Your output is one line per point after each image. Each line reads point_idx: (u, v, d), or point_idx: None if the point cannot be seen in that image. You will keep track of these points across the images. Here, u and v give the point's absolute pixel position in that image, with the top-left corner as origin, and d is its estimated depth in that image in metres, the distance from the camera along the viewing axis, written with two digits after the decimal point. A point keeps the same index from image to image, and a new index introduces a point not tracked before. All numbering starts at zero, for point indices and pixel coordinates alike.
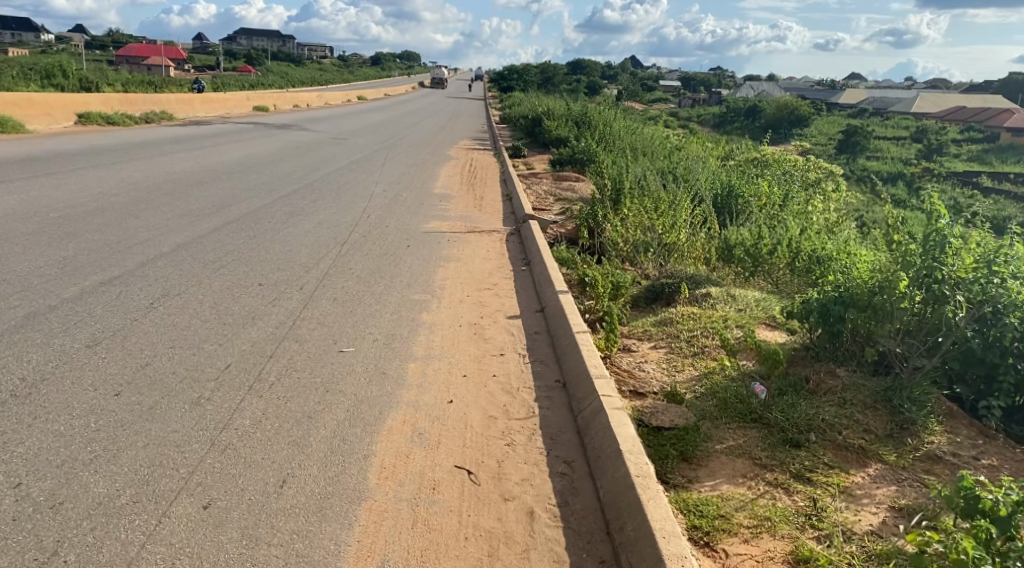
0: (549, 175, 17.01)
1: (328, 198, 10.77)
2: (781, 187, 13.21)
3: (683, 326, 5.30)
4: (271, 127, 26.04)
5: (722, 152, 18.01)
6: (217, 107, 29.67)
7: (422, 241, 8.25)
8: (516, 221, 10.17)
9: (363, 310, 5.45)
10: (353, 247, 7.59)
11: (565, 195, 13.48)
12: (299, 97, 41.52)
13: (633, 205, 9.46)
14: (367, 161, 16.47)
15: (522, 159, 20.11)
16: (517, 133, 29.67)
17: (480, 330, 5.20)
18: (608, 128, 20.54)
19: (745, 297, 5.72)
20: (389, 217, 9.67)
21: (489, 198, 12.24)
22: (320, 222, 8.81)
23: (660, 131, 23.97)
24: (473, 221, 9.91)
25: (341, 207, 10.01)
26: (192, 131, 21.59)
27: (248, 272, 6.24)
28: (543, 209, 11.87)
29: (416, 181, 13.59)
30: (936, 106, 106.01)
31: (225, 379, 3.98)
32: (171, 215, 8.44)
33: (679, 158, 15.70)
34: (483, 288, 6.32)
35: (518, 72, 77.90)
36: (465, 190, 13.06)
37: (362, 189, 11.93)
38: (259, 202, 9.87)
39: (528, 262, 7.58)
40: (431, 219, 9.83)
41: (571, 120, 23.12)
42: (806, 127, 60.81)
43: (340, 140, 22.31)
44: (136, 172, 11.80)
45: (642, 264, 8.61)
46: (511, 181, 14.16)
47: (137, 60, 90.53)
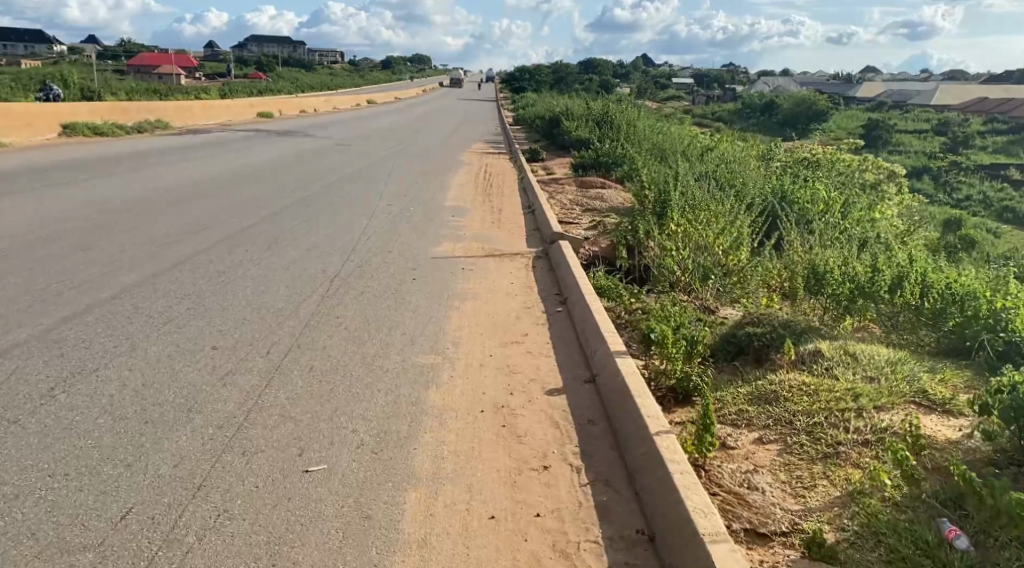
0: (572, 181, 15.52)
1: (323, 216, 9.33)
2: (840, 193, 11.63)
3: (797, 407, 3.79)
4: (274, 134, 24.71)
5: (761, 152, 16.41)
6: (218, 115, 28.39)
7: (432, 272, 6.78)
8: (542, 240, 8.70)
9: (347, 387, 3.98)
10: (345, 284, 6.13)
11: (595, 204, 11.97)
12: (306, 102, 40.38)
13: (684, 219, 7.93)
14: (373, 169, 15.03)
15: (541, 163, 18.63)
16: (532, 134, 28.17)
17: (510, 416, 3.71)
18: (634, 129, 18.98)
19: (872, 357, 4.19)
20: (393, 239, 8.23)
21: (509, 211, 10.77)
22: (310, 249, 7.38)
23: (686, 130, 22.38)
24: (493, 241, 8.44)
25: (337, 229, 8.58)
26: (187, 140, 20.29)
27: (202, 326, 4.81)
28: (570, 223, 10.39)
29: (426, 193, 12.15)
30: (955, 97, 103.62)
31: (114, 546, 2.52)
32: (128, 244, 7.01)
33: (719, 160, 14.13)
34: (511, 344, 4.84)
35: (529, 73, 76.61)
36: (481, 202, 11.58)
37: (364, 205, 10.49)
38: (241, 223, 8.44)
39: (564, 299, 6.09)
40: (442, 240, 8.38)
41: (592, 120, 21.61)
42: (827, 121, 58.95)
43: (345, 147, 20.92)
44: (109, 186, 10.42)
45: (700, 292, 7.16)
46: (533, 189, 12.67)
47: (146, 70, 90.27)
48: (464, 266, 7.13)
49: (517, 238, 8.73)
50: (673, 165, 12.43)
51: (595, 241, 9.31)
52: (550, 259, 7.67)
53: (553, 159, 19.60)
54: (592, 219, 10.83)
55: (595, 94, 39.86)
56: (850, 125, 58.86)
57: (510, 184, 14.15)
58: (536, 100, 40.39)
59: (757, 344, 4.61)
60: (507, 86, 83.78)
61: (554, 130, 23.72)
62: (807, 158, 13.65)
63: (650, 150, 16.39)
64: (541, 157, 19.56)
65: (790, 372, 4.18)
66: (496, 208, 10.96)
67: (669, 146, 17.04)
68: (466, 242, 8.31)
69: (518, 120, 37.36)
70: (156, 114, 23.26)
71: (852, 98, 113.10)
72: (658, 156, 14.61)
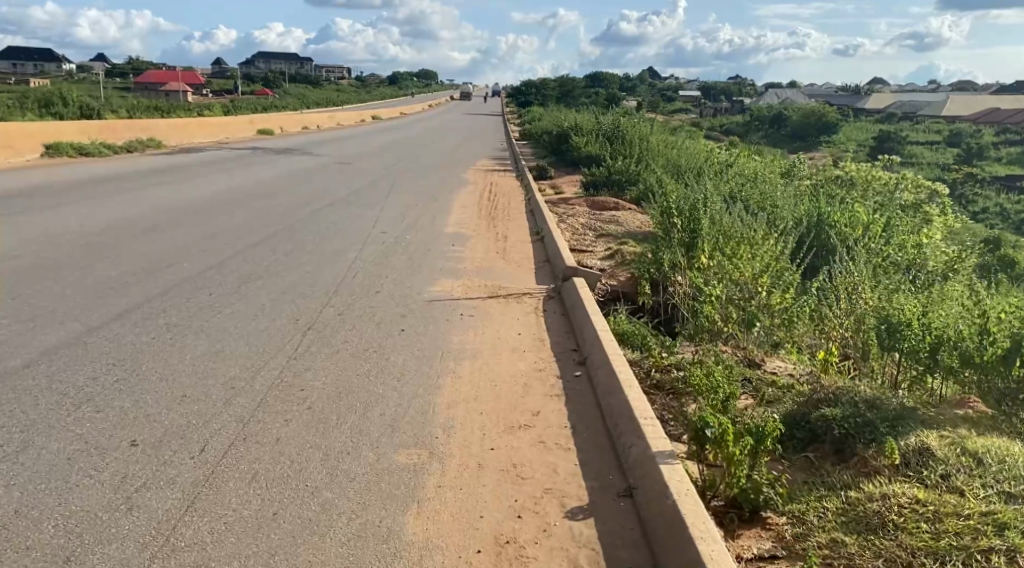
0: (583, 201, 14.53)
1: (307, 248, 8.34)
2: (881, 216, 10.59)
3: (918, 544, 2.73)
4: (272, 152, 23.83)
5: (786, 168, 15.36)
6: (216, 132, 27.55)
7: (425, 320, 5.75)
8: (552, 274, 7.69)
9: (295, 510, 2.94)
10: (318, 340, 5.10)
11: (610, 228, 10.95)
12: (309, 119, 39.66)
13: (718, 251, 6.89)
14: (370, 191, 14.05)
15: (549, 182, 17.65)
16: (540, 150, 27.22)
17: (519, 563, 2.67)
18: (647, 145, 17.97)
19: (1006, 460, 3.12)
20: (383, 275, 7.21)
21: (516, 238, 9.75)
22: (284, 290, 6.37)
23: (700, 145, 21.38)
24: (498, 277, 7.41)
25: (321, 264, 7.57)
26: (178, 160, 19.42)
27: (126, 408, 3.80)
28: (584, 252, 9.38)
29: (424, 218, 11.14)
30: (966, 108, 102.41)
31: None
32: (72, 288, 6.04)
33: (743, 178, 13.11)
34: (518, 429, 3.79)
35: (535, 87, 75.86)
36: (486, 228, 10.57)
37: (355, 233, 9.50)
38: (211, 259, 7.45)
39: (581, 353, 5.02)
40: (439, 276, 7.36)
41: (602, 135, 20.63)
42: (838, 134, 57.90)
43: (343, 165, 20.01)
44: (75, 215, 9.47)
45: (741, 340, 6.10)
46: (542, 212, 11.64)
47: (152, 88, 90.21)
48: (462, 310, 6.10)
49: (525, 272, 7.69)
50: (696, 185, 11.41)
51: (614, 273, 8.29)
52: (563, 296, 6.59)
53: (562, 177, 18.61)
54: (608, 246, 9.81)
55: (603, 109, 38.97)
56: (862, 136, 57.76)
57: (516, 206, 13.14)
58: (542, 115, 39.52)
59: (837, 433, 3.56)
60: (514, 100, 83.08)
61: (562, 146, 22.76)
62: (841, 176, 12.59)
63: (667, 168, 15.38)
64: (549, 175, 18.56)
65: (894, 481, 3.11)
66: (502, 235, 9.94)
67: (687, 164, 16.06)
68: (467, 278, 7.28)
69: (524, 136, 36.45)
70: (149, 133, 22.45)
71: (862, 110, 112.05)
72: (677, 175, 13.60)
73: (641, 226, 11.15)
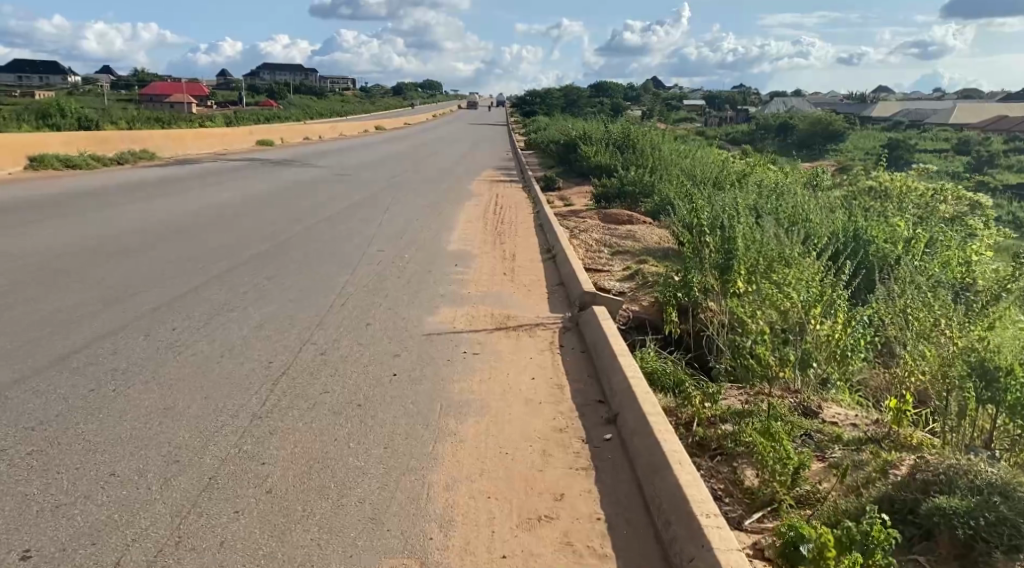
0: (595, 215, 13.70)
1: (293, 271, 7.50)
2: (924, 232, 9.70)
3: None
4: (270, 163, 23.07)
5: (809, 178, 14.51)
6: (214, 143, 26.85)
7: (421, 361, 4.88)
8: (567, 298, 6.84)
9: None
10: (291, 391, 4.25)
11: (627, 244, 10.07)
12: (310, 130, 38.96)
13: (760, 277, 6.01)
14: (370, 205, 13.22)
15: (557, 193, 16.82)
16: (545, 160, 26.40)
17: None
18: (661, 155, 17.11)
19: None
20: (376, 303, 6.36)
21: (525, 257, 8.90)
22: (260, 324, 5.52)
23: (714, 154, 20.53)
24: (506, 305, 6.54)
25: (306, 290, 6.73)
26: (170, 172, 18.66)
27: (32, 495, 2.96)
28: (600, 271, 8.54)
29: (426, 234, 10.30)
30: (973, 116, 101.57)
31: None
32: (12, 324, 5.21)
33: (768, 190, 12.25)
34: (538, 525, 2.93)
35: (540, 96, 75.20)
36: (492, 245, 9.71)
37: (348, 252, 8.66)
38: (183, 285, 6.63)
39: (609, 408, 4.12)
40: (440, 302, 6.51)
41: (611, 144, 19.82)
42: (848, 142, 57.04)
43: (343, 177, 19.23)
44: (43, 234, 8.67)
45: (793, 381, 5.22)
46: (553, 226, 10.77)
47: (155, 100, 89.94)
48: (466, 346, 5.23)
49: (536, 298, 6.83)
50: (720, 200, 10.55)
51: (635, 297, 7.43)
52: (581, 328, 5.70)
53: (571, 188, 17.77)
54: (627, 264, 8.95)
55: (611, 118, 38.16)
56: (873, 143, 56.86)
57: (525, 220, 12.30)
58: (548, 124, 38.77)
59: (961, 535, 2.70)
60: (519, 110, 82.40)
61: (570, 156, 21.91)
62: (875, 186, 11.72)
63: (684, 180, 14.50)
64: (558, 187, 17.72)
65: None
66: (510, 253, 9.08)
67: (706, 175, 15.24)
68: (471, 306, 6.42)
69: (530, 145, 35.63)
70: (141, 144, 21.72)
71: (866, 118, 111.30)
72: (695, 187, 12.75)
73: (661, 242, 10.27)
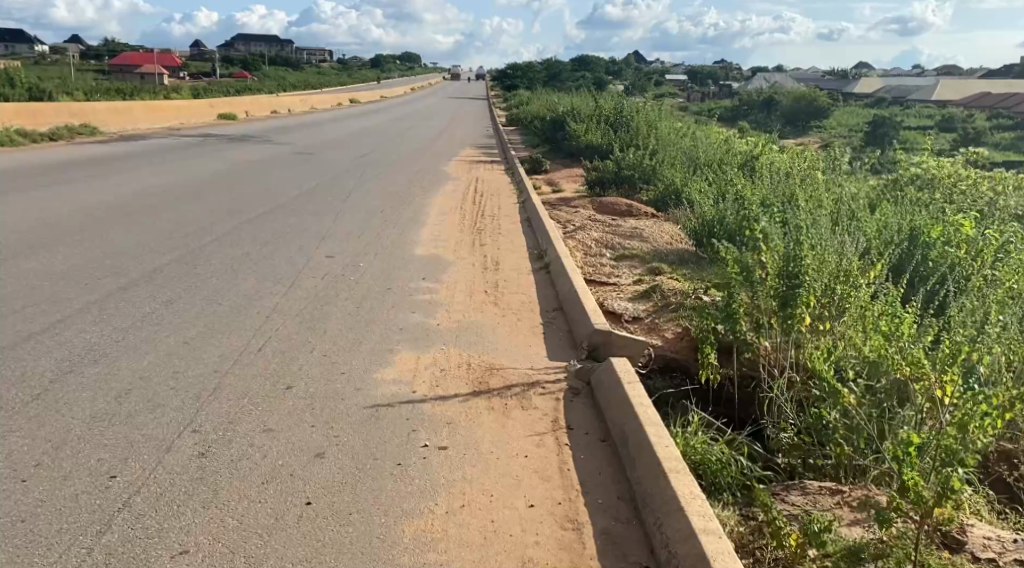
0: (589, 206, 12.01)
1: (206, 292, 5.71)
2: (991, 229, 8.08)
3: None
4: (228, 140, 21.03)
5: (830, 161, 12.86)
6: (168, 118, 24.73)
7: (355, 469, 3.13)
8: (568, 333, 5.14)
9: None
10: (121, 552, 2.51)
11: (633, 245, 8.34)
12: (279, 103, 36.79)
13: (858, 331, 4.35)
14: (328, 194, 11.36)
15: (544, 177, 15.07)
16: (529, 138, 24.57)
17: None
18: (661, 136, 15.32)
19: None
20: (307, 346, 4.59)
21: (511, 265, 7.18)
22: (124, 393, 3.75)
23: (713, 133, 18.85)
24: (486, 345, 4.82)
25: (216, 323, 4.96)
26: (107, 150, 16.64)
27: None
28: (605, 284, 6.85)
29: (389, 234, 8.51)
30: (957, 92, 100.61)
31: None
32: None
33: (791, 180, 10.54)
34: None
35: (521, 69, 72.99)
36: (471, 249, 7.94)
37: (288, 262, 6.86)
38: (43, 319, 4.83)
39: None
40: (396, 343, 4.77)
41: (602, 120, 18.05)
42: (839, 118, 55.35)
43: (305, 156, 17.35)
44: None
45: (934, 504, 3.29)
46: (543, 222, 9.05)
47: (122, 70, 86.73)
48: (427, 433, 3.48)
49: (527, 334, 5.10)
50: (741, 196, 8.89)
51: (656, 326, 5.71)
52: (596, 395, 3.98)
53: (560, 170, 15.96)
54: (637, 276, 7.22)
55: (599, 91, 36.18)
56: (864, 119, 55.34)
57: (509, 212, 10.52)
58: (533, 98, 36.68)
59: None
60: (501, 85, 80.08)
61: (557, 134, 20.05)
62: (916, 170, 10.06)
63: (691, 169, 12.76)
64: (545, 170, 15.91)
65: None
66: (492, 261, 7.32)
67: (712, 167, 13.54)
68: (440, 351, 4.66)
69: (512, 122, 33.63)
70: (82, 118, 19.61)
71: (852, 95, 109.72)
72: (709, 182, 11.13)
73: (674, 244, 8.55)
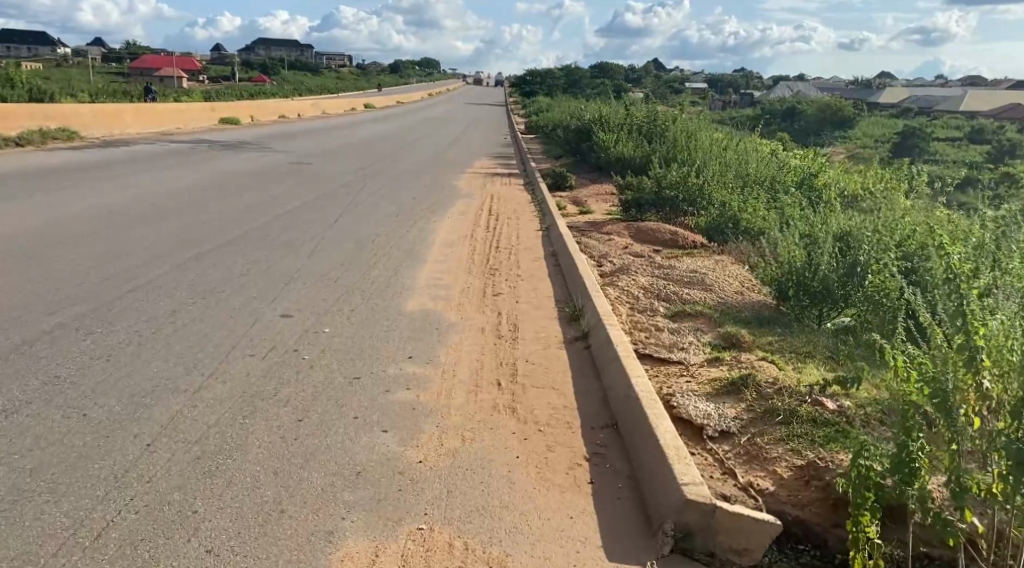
0: (626, 236, 10.07)
1: (77, 389, 3.76)
2: None
3: None
4: (222, 147, 19.18)
5: (912, 188, 10.81)
6: (164, 122, 23.05)
7: None
8: (632, 483, 3.18)
9: None
10: None
11: (692, 296, 6.36)
12: (289, 107, 35.19)
13: None
14: (313, 217, 9.43)
15: (569, 195, 13.15)
16: (551, 148, 22.66)
17: None
18: (705, 148, 13.34)
19: None
20: (183, 529, 2.64)
21: (535, 330, 5.23)
22: None
23: (757, 145, 16.83)
24: (496, 514, 2.87)
25: (54, 462, 3.03)
26: (80, 157, 14.87)
27: None
28: (670, 364, 4.89)
29: (376, 276, 6.57)
30: (987, 103, 97.81)
31: None
32: None
33: (878, 211, 8.55)
34: None
35: (540, 75, 71.22)
36: (481, 301, 5.99)
37: (225, 327, 4.92)
38: None
39: None
40: (341, 510, 2.83)
41: (634, 130, 16.10)
42: (871, 127, 53.10)
43: (300, 167, 15.54)
44: None
45: None
46: (576, 261, 7.10)
47: (139, 73, 86.09)
48: None
49: (564, 482, 3.15)
50: (829, 238, 6.93)
51: (760, 453, 3.72)
52: None
53: (587, 187, 14.00)
54: (708, 348, 5.24)
55: (623, 98, 34.26)
56: (898, 128, 53.11)
57: (530, 243, 8.57)
58: (553, 105, 34.68)
59: None
60: (519, 91, 78.28)
61: (582, 145, 18.09)
62: None
63: (747, 192, 10.77)
64: (570, 187, 13.95)
65: None
66: (511, 323, 5.37)
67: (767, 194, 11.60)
68: (415, 533, 2.70)
69: (531, 130, 31.74)
70: (62, 122, 17.92)
71: (879, 105, 107.12)
72: (778, 217, 9.22)
73: (744, 295, 6.57)
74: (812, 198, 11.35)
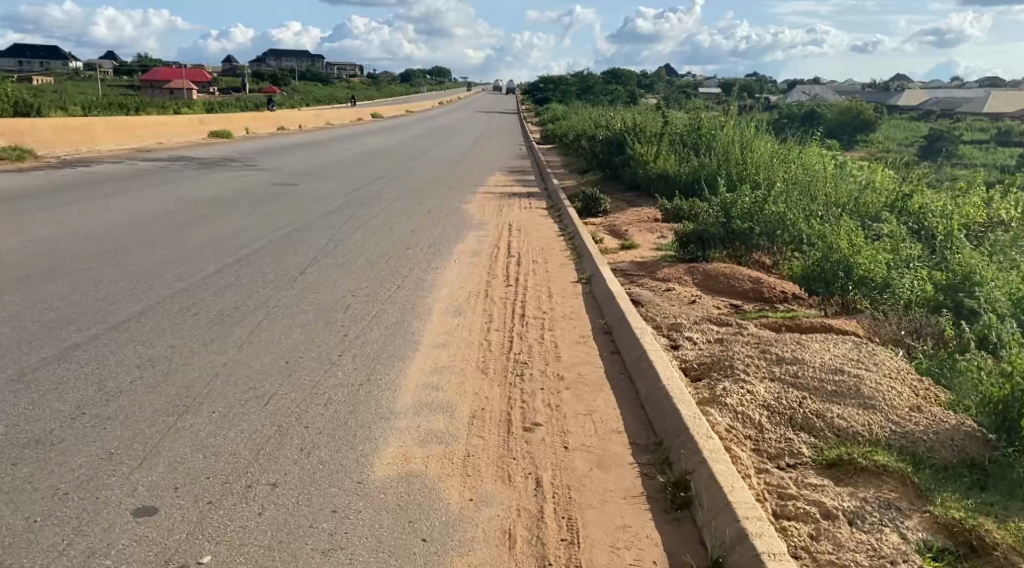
0: (690, 285, 7.58)
1: None
2: None
3: None
4: (198, 165, 16.89)
5: None
6: (144, 136, 20.83)
7: None
8: None
9: None
10: None
11: (850, 427, 3.87)
12: (289, 117, 33.00)
13: None
14: (272, 267, 7.01)
15: (603, 223, 10.68)
16: (573, 160, 20.21)
17: None
18: (772, 163, 10.81)
19: None
20: None
21: (611, 542, 2.76)
22: None
23: (819, 154, 14.31)
24: None
25: None
26: (20, 179, 12.58)
27: None
28: None
29: (332, 389, 4.11)
30: (1011, 104, 94.64)
31: None
32: None
33: None
34: None
35: (551, 80, 68.88)
36: (502, 446, 3.51)
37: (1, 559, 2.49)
38: None
39: None
40: None
41: (675, 141, 13.64)
42: (901, 131, 50.23)
43: (280, 188, 13.18)
44: None
45: None
46: (647, 352, 4.59)
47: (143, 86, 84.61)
48: None
49: None
50: None
51: None
52: None
53: (624, 213, 11.52)
54: None
55: (641, 103, 31.80)
56: (931, 129, 50.25)
57: (569, 306, 6.08)
58: (568, 112, 32.25)
59: None
60: (530, 98, 76.08)
61: (613, 159, 15.56)
62: None
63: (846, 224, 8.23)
64: (603, 212, 11.46)
65: None
66: (561, 518, 2.90)
67: (862, 226, 9.06)
68: None
69: (545, 140, 29.20)
70: (16, 139, 15.69)
71: (900, 108, 103.66)
72: (906, 268, 6.71)
73: (926, 416, 4.05)
74: (922, 230, 8.79)
